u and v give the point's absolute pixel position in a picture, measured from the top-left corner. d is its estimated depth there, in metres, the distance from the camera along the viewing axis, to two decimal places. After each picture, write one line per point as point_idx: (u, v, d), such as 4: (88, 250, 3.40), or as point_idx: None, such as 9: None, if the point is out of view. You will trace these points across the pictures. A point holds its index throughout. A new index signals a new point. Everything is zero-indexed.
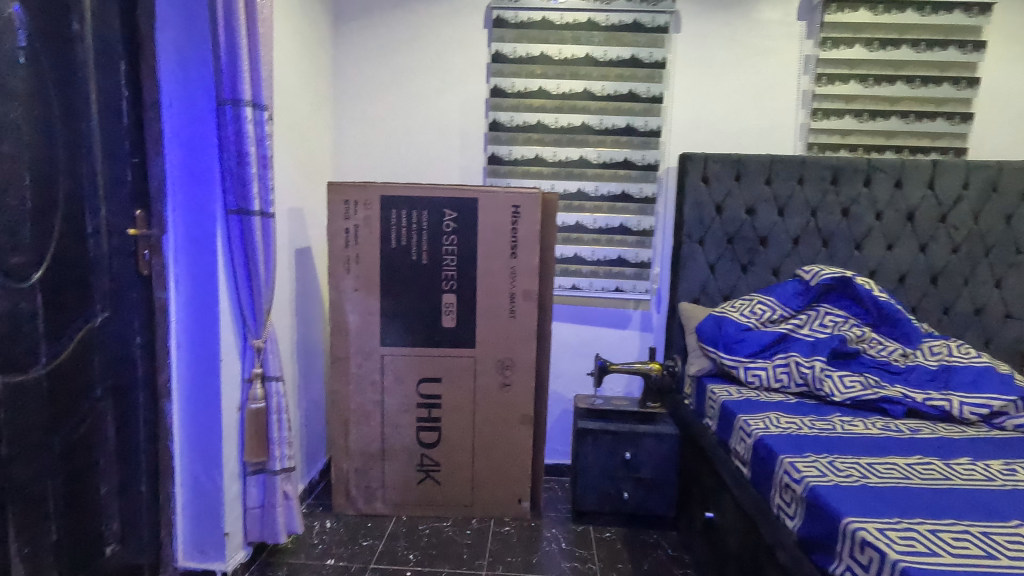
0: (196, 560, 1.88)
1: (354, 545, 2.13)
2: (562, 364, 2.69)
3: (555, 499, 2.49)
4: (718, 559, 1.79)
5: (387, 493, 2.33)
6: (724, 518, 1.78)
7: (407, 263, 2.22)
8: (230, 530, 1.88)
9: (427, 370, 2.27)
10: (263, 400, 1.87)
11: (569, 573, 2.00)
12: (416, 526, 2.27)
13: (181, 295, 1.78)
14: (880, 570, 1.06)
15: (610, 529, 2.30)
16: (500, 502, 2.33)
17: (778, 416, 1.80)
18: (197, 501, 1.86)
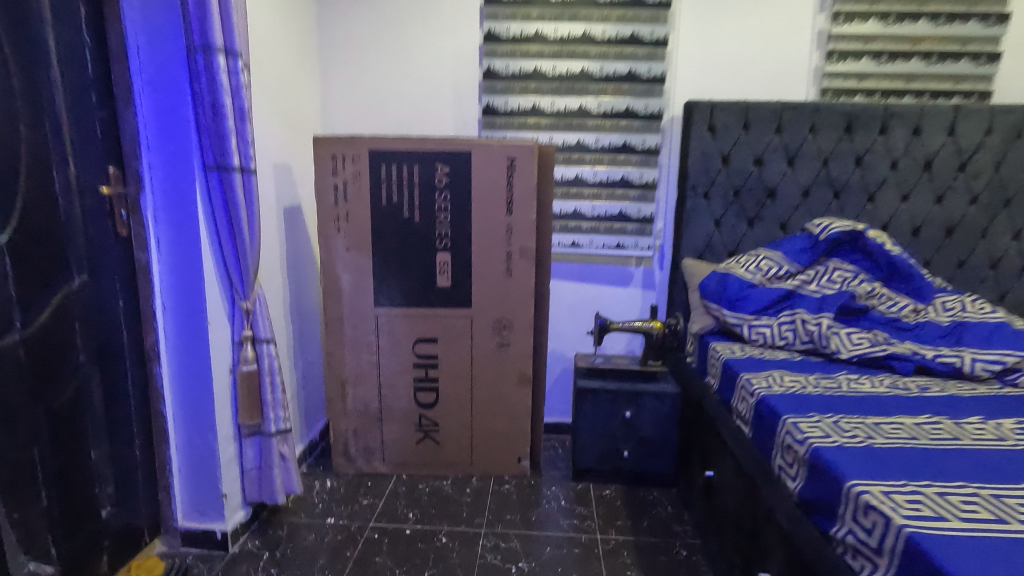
0: (195, 521, 1.88)
1: (353, 504, 2.14)
2: (562, 323, 2.64)
3: (556, 457, 2.48)
4: (717, 517, 1.78)
5: (387, 453, 2.33)
6: (724, 478, 1.75)
7: (399, 220, 2.14)
8: (229, 491, 1.88)
9: (423, 331, 2.23)
10: (254, 361, 1.84)
11: (567, 530, 2.00)
12: (416, 485, 2.27)
13: (162, 257, 1.71)
14: (884, 535, 1.02)
15: (610, 486, 2.29)
16: (500, 461, 2.33)
17: (782, 375, 1.75)
18: (192, 464, 1.84)
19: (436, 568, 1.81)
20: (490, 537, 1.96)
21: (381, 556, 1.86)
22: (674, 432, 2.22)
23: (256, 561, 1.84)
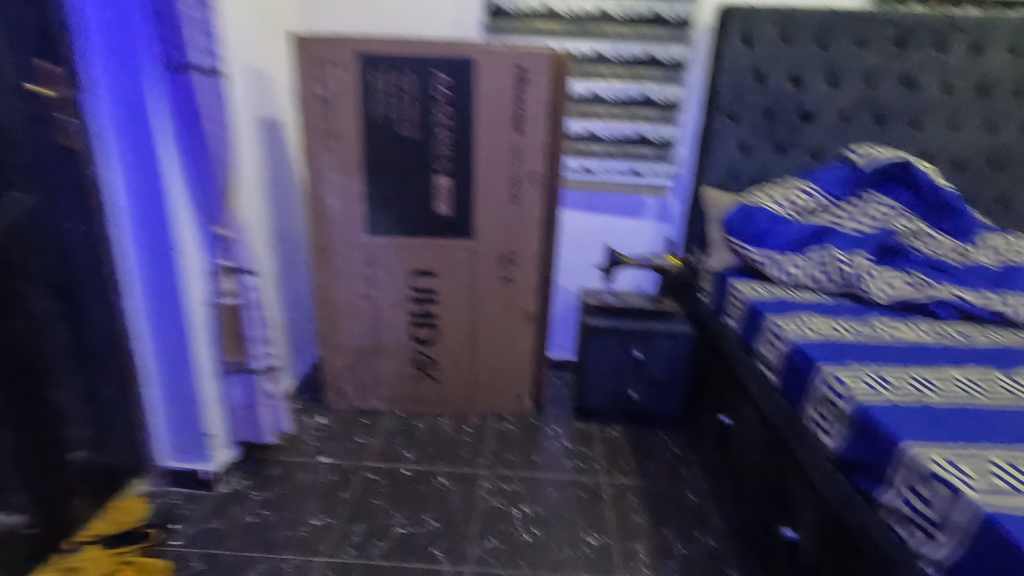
0: (180, 460, 1.77)
1: (348, 442, 2.04)
2: (569, 256, 2.46)
3: (559, 395, 2.38)
4: (733, 464, 1.69)
5: (382, 390, 2.21)
6: (743, 425, 1.64)
7: (393, 138, 1.90)
8: (214, 430, 1.76)
9: (420, 262, 2.04)
10: (235, 294, 1.65)
11: (572, 472, 1.93)
12: (413, 422, 2.17)
13: (121, 174, 1.49)
14: (949, 508, 0.92)
15: (614, 427, 2.19)
16: (501, 399, 2.23)
17: (814, 319, 1.60)
18: (173, 402, 1.70)
19: (436, 511, 1.73)
20: (491, 479, 1.88)
21: (379, 499, 1.78)
22: (685, 374, 2.11)
23: (246, 501, 1.75)
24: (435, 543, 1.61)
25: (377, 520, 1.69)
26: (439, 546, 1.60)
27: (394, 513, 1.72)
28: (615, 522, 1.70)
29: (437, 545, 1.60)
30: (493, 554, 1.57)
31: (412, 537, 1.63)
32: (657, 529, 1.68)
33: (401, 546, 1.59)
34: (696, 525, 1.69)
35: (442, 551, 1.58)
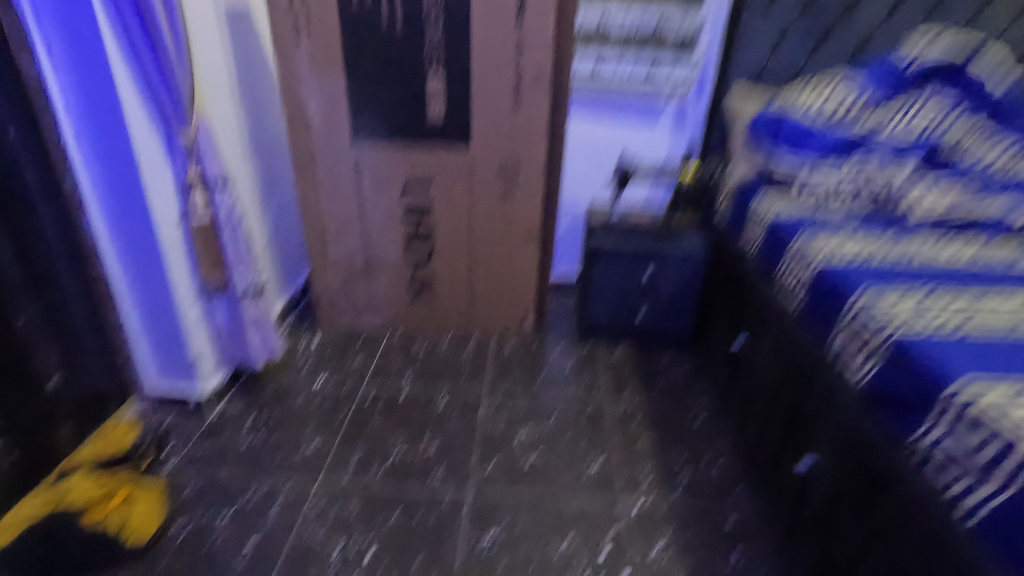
0: (166, 384, 1.72)
1: (344, 364, 1.98)
2: (576, 168, 2.27)
3: (562, 314, 2.29)
4: (745, 390, 1.63)
5: (377, 309, 2.11)
6: (758, 351, 1.56)
7: (376, 29, 1.65)
8: (200, 352, 1.70)
9: (413, 175, 1.86)
10: (208, 210, 1.52)
11: (574, 394, 1.88)
12: (410, 343, 2.10)
13: (62, 73, 1.30)
14: (1002, 457, 0.83)
15: (619, 347, 2.11)
16: (502, 319, 2.14)
17: (845, 240, 1.46)
18: (153, 325, 1.63)
19: (436, 434, 1.70)
20: (491, 402, 1.83)
21: (376, 422, 1.74)
22: (695, 294, 2.00)
23: (240, 425, 1.71)
24: (435, 467, 1.58)
25: (375, 443, 1.66)
26: (439, 470, 1.57)
27: (393, 437, 1.68)
28: (619, 447, 1.67)
29: (436, 470, 1.57)
30: (494, 479, 1.55)
31: (412, 461, 1.60)
32: (661, 453, 1.65)
33: (400, 470, 1.57)
34: (701, 449, 1.66)
35: (443, 475, 1.56)
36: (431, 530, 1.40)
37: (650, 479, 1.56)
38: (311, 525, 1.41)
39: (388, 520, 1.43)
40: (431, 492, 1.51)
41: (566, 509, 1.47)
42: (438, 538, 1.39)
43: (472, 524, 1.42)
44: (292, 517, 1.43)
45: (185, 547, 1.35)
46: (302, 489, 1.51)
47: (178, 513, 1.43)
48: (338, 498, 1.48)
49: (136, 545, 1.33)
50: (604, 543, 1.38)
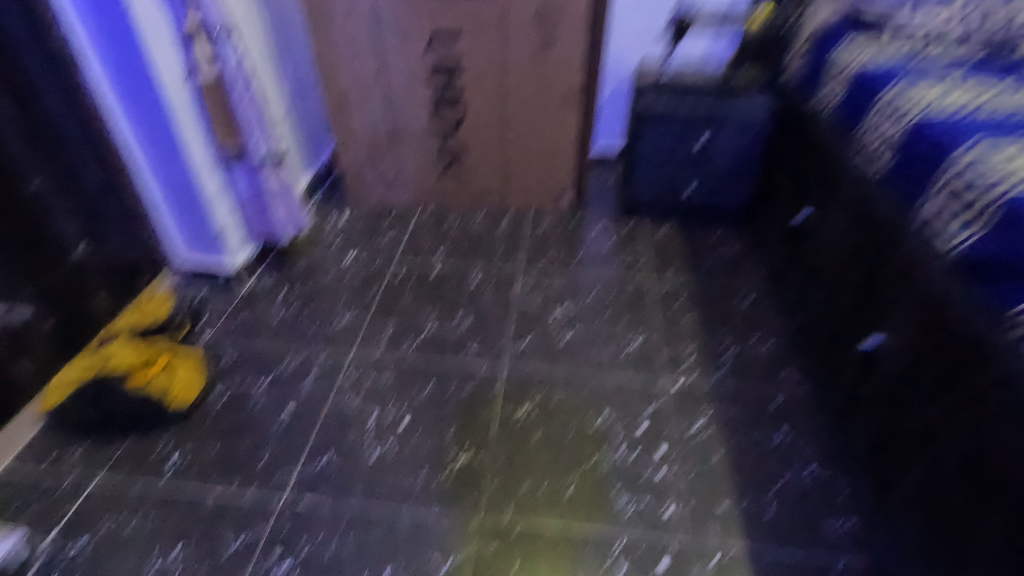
0: (196, 259, 1.71)
1: (376, 239, 1.91)
2: (626, 22, 1.96)
3: (605, 189, 2.12)
4: (807, 264, 1.48)
5: (406, 181, 1.99)
6: (827, 223, 1.39)
7: None
8: (226, 223, 1.66)
9: (438, 25, 1.65)
10: (213, 65, 1.44)
11: (616, 272, 1.77)
12: (444, 218, 2.00)
13: None
14: None
15: (666, 224, 1.96)
16: (539, 193, 1.99)
17: (952, 89, 1.20)
18: (175, 195, 1.60)
19: (470, 309, 1.64)
20: (527, 279, 1.75)
21: (411, 297, 1.69)
22: (756, 163, 1.79)
23: (274, 297, 1.68)
24: (469, 341, 1.54)
25: (409, 315, 1.62)
26: (473, 345, 1.53)
27: (426, 312, 1.63)
28: (663, 324, 1.59)
29: (471, 343, 1.53)
30: (531, 355, 1.50)
31: (446, 336, 1.56)
32: (706, 332, 1.56)
33: (435, 343, 1.54)
34: (750, 329, 1.56)
35: (475, 350, 1.51)
36: (467, 403, 1.37)
37: (694, 357, 1.49)
38: (347, 394, 1.41)
39: (423, 390, 1.41)
40: (464, 365, 1.47)
41: (606, 384, 1.42)
42: (474, 411, 1.36)
43: (509, 397, 1.39)
44: (327, 385, 1.43)
45: (226, 412, 1.37)
46: (336, 360, 1.49)
47: (218, 379, 1.45)
48: (374, 367, 1.47)
49: (177, 407, 1.35)
50: (643, 418, 1.34)
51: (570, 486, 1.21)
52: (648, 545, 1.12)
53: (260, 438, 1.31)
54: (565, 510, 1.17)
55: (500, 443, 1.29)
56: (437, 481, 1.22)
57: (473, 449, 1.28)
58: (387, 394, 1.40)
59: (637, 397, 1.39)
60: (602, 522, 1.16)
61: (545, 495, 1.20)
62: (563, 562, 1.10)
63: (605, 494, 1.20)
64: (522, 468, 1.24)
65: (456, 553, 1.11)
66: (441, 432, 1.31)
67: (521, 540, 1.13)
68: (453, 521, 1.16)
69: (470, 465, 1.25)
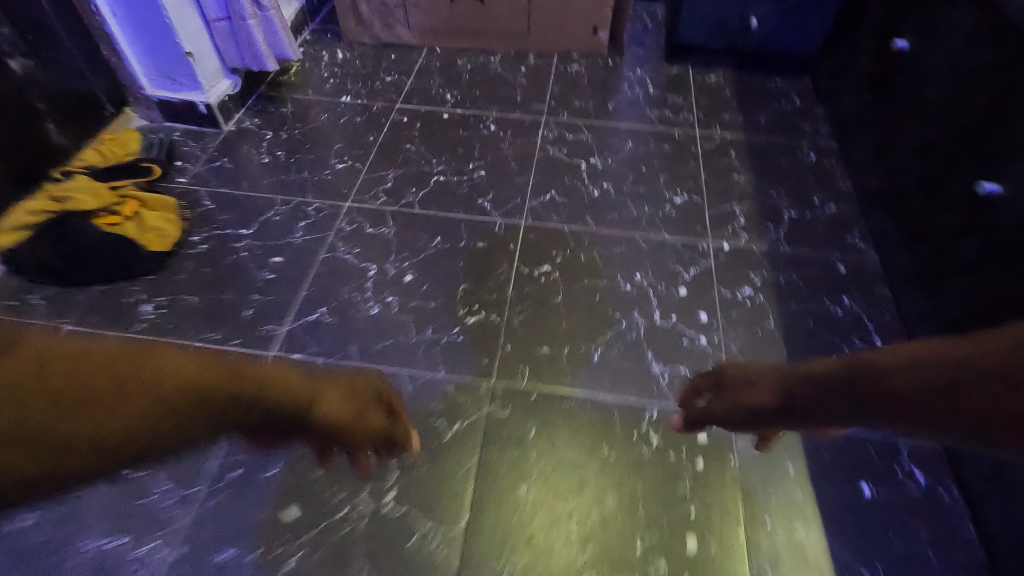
0: (166, 89, 1.43)
1: (375, 81, 1.64)
2: None
3: (644, 32, 1.79)
4: (895, 112, 1.22)
5: (411, 14, 1.69)
6: (933, 51, 1.10)
7: None
8: (195, 48, 1.38)
9: None
10: None
11: (655, 125, 1.51)
12: (454, 61, 1.71)
13: None
14: None
15: (716, 72, 1.66)
16: (567, 31, 1.68)
17: None
18: (129, 8, 1.27)
19: (484, 159, 1.42)
20: (551, 129, 1.50)
21: (414, 146, 1.46)
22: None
23: (258, 140, 1.47)
24: (482, 195, 1.34)
25: (413, 166, 1.41)
26: (486, 199, 1.33)
27: (432, 162, 1.42)
28: (709, 182, 1.36)
29: (484, 197, 1.33)
30: (553, 213, 1.30)
31: (455, 188, 1.35)
32: (757, 190, 1.34)
33: (442, 196, 1.33)
34: (809, 189, 1.34)
35: (488, 203, 1.32)
36: (478, 258, 1.21)
37: (742, 217, 1.28)
38: (342, 244, 1.24)
39: (428, 246, 1.23)
40: (476, 219, 1.28)
41: (640, 245, 1.23)
42: (487, 268, 1.19)
43: (526, 254, 1.22)
44: (321, 235, 1.25)
45: (205, 259, 1.21)
46: (330, 210, 1.31)
47: (195, 224, 1.28)
48: (372, 220, 1.28)
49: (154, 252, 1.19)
50: (681, 281, 1.16)
51: (595, 350, 1.06)
52: (682, 416, 0.98)
53: (246, 287, 1.16)
54: (586, 378, 1.03)
55: (516, 303, 1.13)
56: (445, 338, 1.08)
57: (488, 307, 1.12)
58: (387, 246, 1.23)
59: (673, 258, 1.21)
60: (631, 390, 1.02)
61: (565, 361, 1.05)
62: (582, 431, 0.97)
63: (635, 360, 1.05)
64: (541, 331, 1.09)
65: (465, 420, 0.98)
66: (448, 289, 1.15)
67: (538, 409, 0.99)
68: (462, 382, 1.02)
69: (483, 326, 1.10)
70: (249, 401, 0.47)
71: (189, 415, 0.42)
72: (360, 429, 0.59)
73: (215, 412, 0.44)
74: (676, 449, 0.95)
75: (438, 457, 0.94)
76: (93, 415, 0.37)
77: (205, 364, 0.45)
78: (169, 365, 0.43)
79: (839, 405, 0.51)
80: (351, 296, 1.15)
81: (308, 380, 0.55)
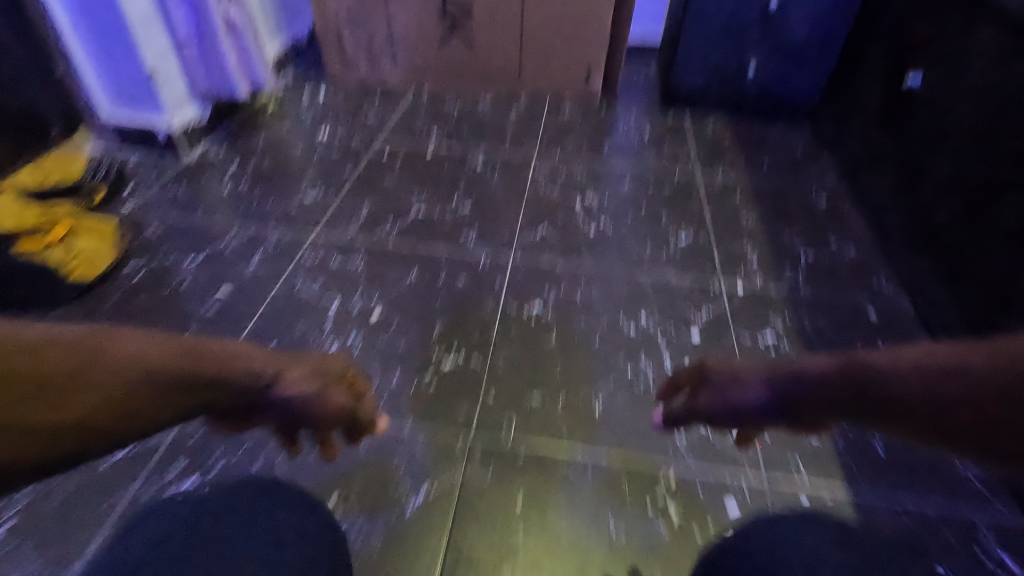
0: (125, 113, 1.32)
1: (357, 117, 1.55)
2: None
3: (639, 81, 1.75)
4: (914, 148, 1.13)
5: (398, 53, 1.62)
6: (955, 81, 1.03)
7: None
8: (158, 62, 1.26)
9: None
10: None
11: (654, 165, 1.41)
12: (441, 100, 1.63)
13: None
14: None
15: (714, 119, 1.59)
16: (560, 74, 1.62)
17: None
18: (89, 20, 1.19)
19: (469, 193, 1.30)
20: (543, 166, 1.39)
21: (394, 179, 1.34)
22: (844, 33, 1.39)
23: (221, 168, 1.34)
24: (464, 228, 1.20)
25: (390, 198, 1.28)
26: (471, 233, 1.19)
27: (413, 195, 1.29)
28: (715, 222, 1.24)
29: (468, 231, 1.20)
30: (545, 249, 1.16)
31: (437, 221, 1.22)
32: (769, 231, 1.22)
33: (421, 229, 1.20)
34: (824, 230, 1.22)
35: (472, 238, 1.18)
36: (460, 295, 1.05)
37: (756, 258, 1.15)
38: (304, 277, 1.08)
39: (402, 279, 1.07)
40: (457, 253, 1.14)
41: (644, 284, 1.09)
42: (468, 306, 1.03)
43: (515, 291, 1.06)
44: (277, 267, 1.09)
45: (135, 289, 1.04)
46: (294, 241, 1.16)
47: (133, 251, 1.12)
48: (340, 251, 1.13)
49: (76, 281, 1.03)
50: (692, 323, 1.01)
51: (597, 400, 0.89)
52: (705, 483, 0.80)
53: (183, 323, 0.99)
54: (587, 435, 0.85)
55: (504, 346, 0.96)
56: (417, 385, 0.90)
57: (470, 350, 0.95)
58: (356, 279, 1.07)
59: (682, 299, 1.06)
60: (637, 449, 0.84)
61: (561, 412, 0.88)
62: (580, 498, 0.79)
63: (643, 414, 0.88)
64: (532, 379, 0.92)
65: (436, 478, 0.80)
66: (424, 328, 0.99)
67: (527, 469, 0.81)
68: (435, 435, 0.84)
69: (464, 372, 0.92)
70: (220, 379, 0.45)
71: (187, 393, 0.43)
72: (325, 404, 0.55)
73: (198, 395, 0.44)
74: (697, 523, 0.76)
75: (400, 529, 0.75)
76: (113, 389, 0.38)
77: (179, 346, 0.44)
78: (136, 349, 0.41)
79: (851, 416, 0.47)
80: (307, 334, 0.97)
81: (269, 357, 0.53)
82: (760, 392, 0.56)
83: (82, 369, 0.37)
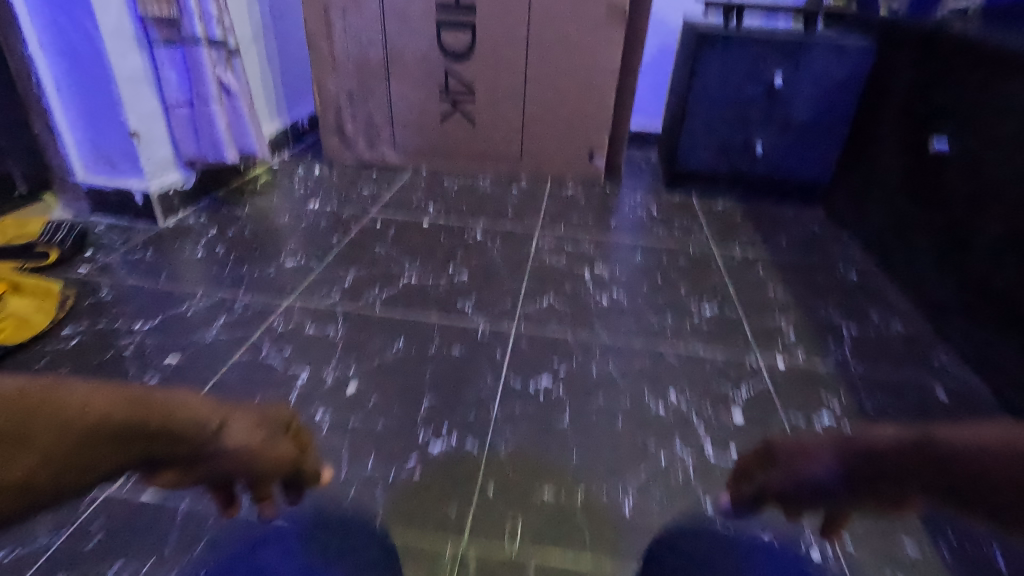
0: (103, 176, 1.24)
1: (351, 193, 1.47)
2: None
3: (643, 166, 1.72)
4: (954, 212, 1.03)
5: (398, 134, 1.59)
6: (992, 137, 0.95)
7: None
8: (144, 129, 1.21)
9: None
10: None
11: (666, 241, 1.32)
12: (439, 179, 1.57)
13: None
14: None
15: (723, 199, 1.53)
16: (562, 155, 1.58)
17: None
18: (77, 76, 1.14)
19: (466, 264, 1.19)
20: (546, 239, 1.29)
21: (384, 249, 1.23)
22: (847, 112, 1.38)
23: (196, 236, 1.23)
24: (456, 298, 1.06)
25: (378, 268, 1.16)
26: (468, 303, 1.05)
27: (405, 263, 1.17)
28: (739, 296, 1.12)
29: (465, 301, 1.06)
30: (551, 320, 1.02)
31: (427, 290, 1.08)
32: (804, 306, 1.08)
33: (410, 298, 1.06)
34: (857, 302, 1.10)
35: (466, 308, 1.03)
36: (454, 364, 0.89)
37: (790, 331, 1.01)
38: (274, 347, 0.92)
39: (386, 348, 0.92)
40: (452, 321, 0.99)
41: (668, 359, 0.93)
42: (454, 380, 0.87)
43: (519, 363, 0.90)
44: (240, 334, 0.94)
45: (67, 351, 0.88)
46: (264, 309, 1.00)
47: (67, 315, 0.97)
48: (316, 320, 0.98)
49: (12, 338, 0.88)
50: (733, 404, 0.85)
51: (625, 498, 0.70)
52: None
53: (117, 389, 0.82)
54: (615, 546, 0.65)
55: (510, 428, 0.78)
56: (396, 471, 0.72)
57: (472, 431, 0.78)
58: (331, 348, 0.91)
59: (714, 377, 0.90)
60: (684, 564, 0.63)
61: (581, 511, 0.68)
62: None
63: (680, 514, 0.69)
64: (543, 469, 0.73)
65: None
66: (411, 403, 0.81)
67: None
68: (413, 540, 0.65)
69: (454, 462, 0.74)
70: (169, 430, 0.35)
71: (124, 447, 0.32)
72: (268, 458, 0.40)
73: (142, 450, 0.33)
74: None
75: None
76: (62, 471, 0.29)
77: (123, 397, 0.33)
78: (79, 396, 0.31)
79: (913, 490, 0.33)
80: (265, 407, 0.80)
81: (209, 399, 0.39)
82: (833, 464, 0.37)
83: (31, 422, 0.28)
